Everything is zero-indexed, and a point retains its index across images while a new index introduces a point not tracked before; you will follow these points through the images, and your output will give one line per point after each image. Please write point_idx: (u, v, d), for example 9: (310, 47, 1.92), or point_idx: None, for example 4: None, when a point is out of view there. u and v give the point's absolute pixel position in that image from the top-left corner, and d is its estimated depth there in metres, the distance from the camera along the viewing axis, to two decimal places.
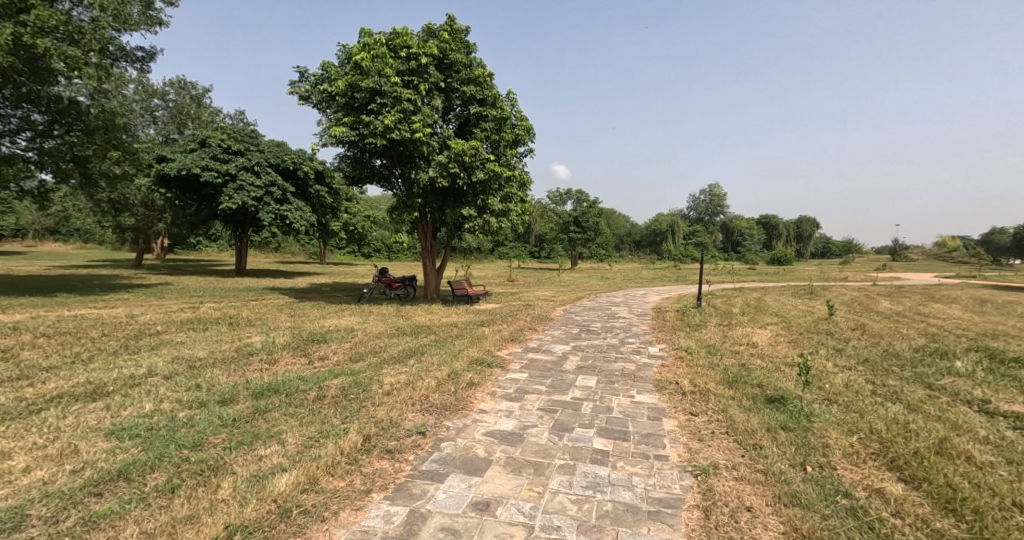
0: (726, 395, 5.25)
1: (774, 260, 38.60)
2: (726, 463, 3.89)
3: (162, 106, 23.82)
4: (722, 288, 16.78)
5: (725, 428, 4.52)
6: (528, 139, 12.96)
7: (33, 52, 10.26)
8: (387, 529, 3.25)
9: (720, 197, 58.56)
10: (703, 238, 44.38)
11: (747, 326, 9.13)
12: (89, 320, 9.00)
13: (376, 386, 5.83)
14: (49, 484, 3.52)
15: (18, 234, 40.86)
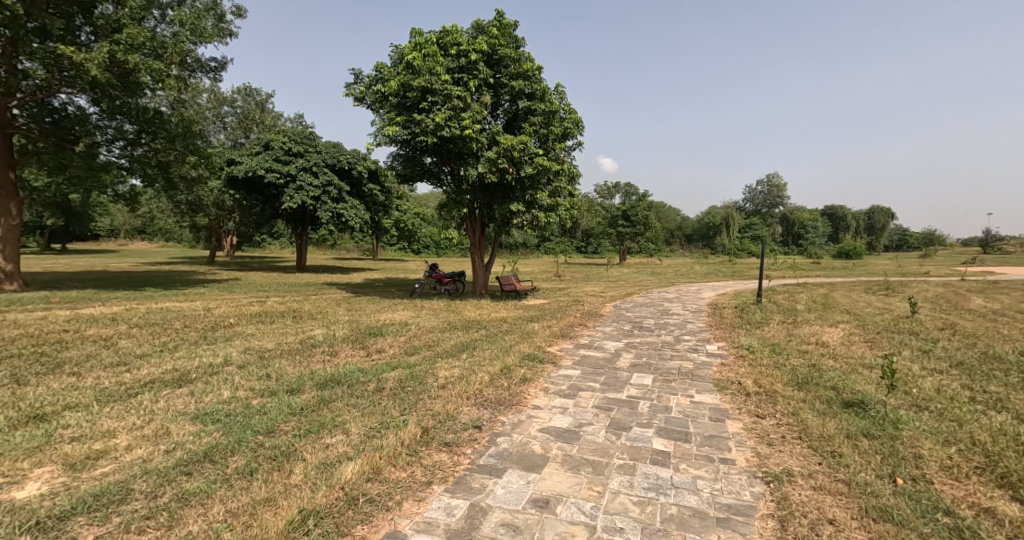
0: (797, 398, 4.99)
1: (842, 254, 36.42)
2: (801, 471, 3.69)
3: (231, 112, 25.26)
4: (786, 284, 15.92)
5: (797, 432, 4.30)
6: (577, 132, 12.84)
7: (125, 68, 11.12)
8: (449, 521, 3.30)
9: (780, 188, 55.89)
10: (761, 232, 42.62)
11: (816, 323, 8.64)
12: (172, 312, 9.70)
13: (432, 379, 5.94)
14: (146, 462, 3.80)
15: (111, 235, 44.73)
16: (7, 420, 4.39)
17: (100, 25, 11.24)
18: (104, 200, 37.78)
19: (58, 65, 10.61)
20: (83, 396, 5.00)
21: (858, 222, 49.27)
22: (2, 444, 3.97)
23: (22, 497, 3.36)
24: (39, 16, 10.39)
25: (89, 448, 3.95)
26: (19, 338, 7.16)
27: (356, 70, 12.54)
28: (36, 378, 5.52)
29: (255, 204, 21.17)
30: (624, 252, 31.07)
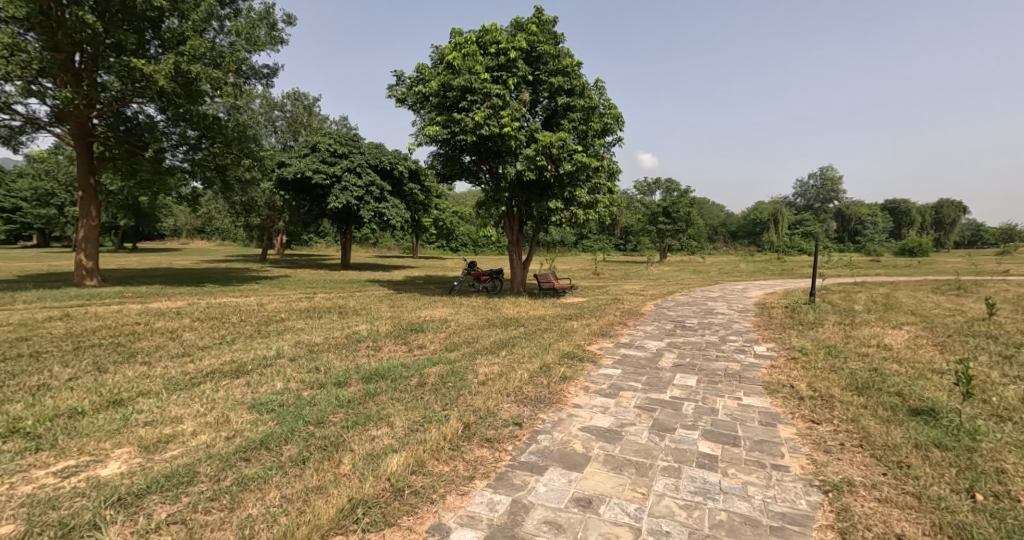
0: (857, 404, 4.79)
1: (905, 251, 34.46)
2: (864, 481, 3.54)
3: (281, 116, 26.28)
4: (842, 282, 15.20)
5: (858, 440, 4.12)
6: (617, 128, 12.69)
7: (188, 77, 11.75)
8: (492, 517, 3.35)
9: (836, 181, 53.34)
10: (813, 228, 40.89)
11: (877, 325, 8.22)
12: (229, 307, 10.22)
13: (472, 376, 6.02)
14: (210, 447, 4.03)
15: (175, 234, 47.47)
16: (90, 403, 4.76)
17: (167, 38, 11.93)
18: (168, 202, 40.07)
19: (131, 77, 11.27)
20: (154, 383, 5.35)
21: (922, 218, 46.37)
22: (86, 426, 4.29)
23: (106, 474, 3.63)
24: (114, 32, 11.15)
25: (160, 432, 4.22)
26: (96, 329, 7.72)
27: (398, 72, 12.83)
28: (112, 366, 5.94)
29: (303, 204, 21.96)
30: (665, 250, 30.47)
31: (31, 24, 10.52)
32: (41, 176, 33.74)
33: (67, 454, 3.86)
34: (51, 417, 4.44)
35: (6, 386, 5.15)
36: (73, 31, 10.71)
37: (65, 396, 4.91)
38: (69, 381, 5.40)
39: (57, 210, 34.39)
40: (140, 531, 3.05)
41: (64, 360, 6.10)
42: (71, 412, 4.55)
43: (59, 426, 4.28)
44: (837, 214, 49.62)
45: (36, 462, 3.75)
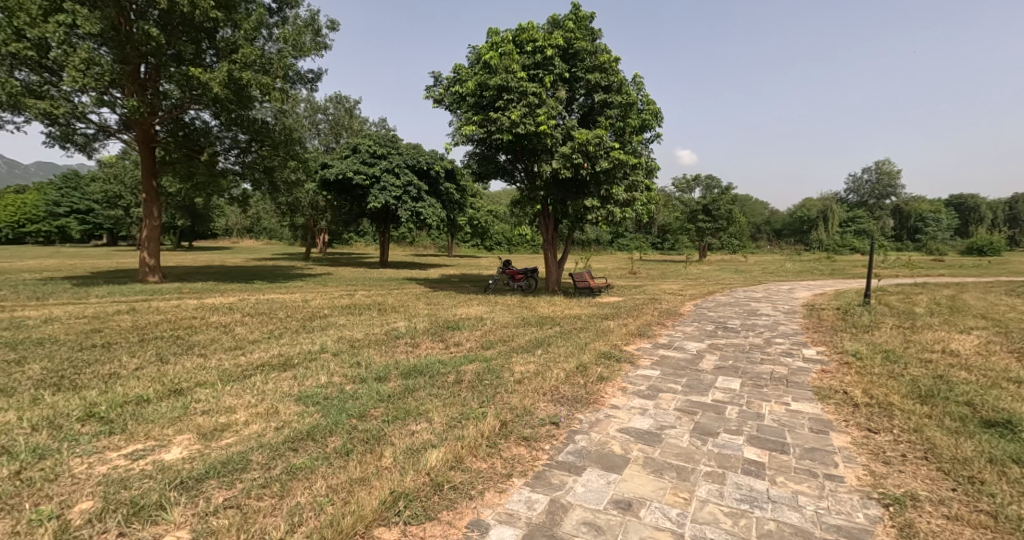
0: (920, 413, 4.52)
1: (972, 251, 32.35)
2: (929, 496, 3.34)
3: (324, 119, 27.04)
4: (901, 284, 14.37)
5: (922, 452, 3.89)
6: (656, 124, 12.46)
7: (240, 84, 12.24)
8: (531, 515, 3.33)
9: (893, 175, 50.68)
10: (868, 226, 38.98)
11: (942, 330, 7.73)
12: (277, 303, 10.60)
13: (508, 374, 6.02)
14: (261, 436, 4.17)
15: (227, 233, 49.84)
16: (154, 392, 5.01)
17: (221, 47, 12.46)
18: (220, 203, 42.01)
19: (188, 85, 11.85)
20: (210, 375, 5.59)
21: (990, 215, 43.39)
22: (151, 412, 4.52)
23: (170, 458, 3.81)
24: (175, 43, 11.85)
25: (216, 421, 4.41)
26: (158, 323, 8.15)
27: (436, 73, 12.96)
28: (172, 357, 6.26)
29: (344, 204, 22.53)
30: (704, 248, 29.68)
31: (102, 38, 11.19)
32: (108, 180, 35.87)
33: (135, 439, 4.07)
34: (121, 403, 4.69)
35: (81, 374, 5.50)
36: (139, 43, 11.39)
37: (133, 384, 5.19)
38: (135, 370, 5.71)
39: (123, 212, 36.79)
40: (201, 514, 3.19)
41: (130, 351, 6.46)
42: (138, 400, 4.81)
43: (127, 412, 4.52)
44: (892, 211, 47.09)
45: (109, 444, 3.98)
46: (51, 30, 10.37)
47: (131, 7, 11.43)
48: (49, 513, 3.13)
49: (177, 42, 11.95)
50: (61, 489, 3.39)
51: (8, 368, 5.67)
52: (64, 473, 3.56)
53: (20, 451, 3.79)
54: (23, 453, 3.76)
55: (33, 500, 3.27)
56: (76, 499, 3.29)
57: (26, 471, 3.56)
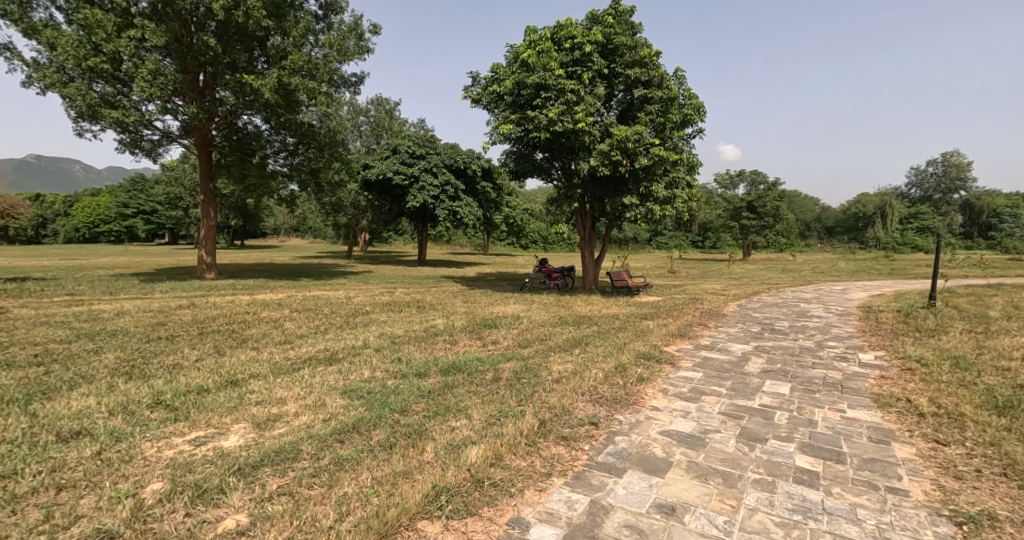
0: (996, 426, 4.22)
1: None
2: (1008, 516, 3.11)
3: (365, 121, 27.70)
4: (970, 285, 13.43)
5: (999, 468, 3.63)
6: (698, 119, 12.12)
7: (288, 88, 12.68)
8: (571, 515, 3.30)
9: (962, 169, 47.58)
10: (935, 224, 36.68)
11: (1018, 336, 7.18)
12: (322, 299, 10.95)
13: (546, 373, 6.00)
14: (310, 427, 4.30)
15: (276, 232, 51.94)
16: (213, 382, 5.25)
17: (272, 54, 12.94)
18: (270, 204, 43.78)
19: (242, 91, 12.37)
20: (262, 367, 5.81)
21: None
22: (211, 402, 4.73)
23: (228, 446, 3.98)
24: (231, 51, 12.39)
25: (268, 411, 4.57)
26: (215, 317, 8.55)
27: (473, 73, 13.04)
28: (228, 350, 6.54)
29: (384, 203, 23.03)
30: (749, 247, 28.73)
31: (166, 49, 11.85)
32: (169, 182, 37.94)
33: (197, 426, 4.28)
34: (184, 392, 4.94)
35: (148, 364, 5.82)
36: (199, 54, 12.01)
37: (194, 375, 5.45)
38: (195, 361, 6.00)
39: (183, 212, 38.99)
40: (257, 499, 3.31)
41: (191, 343, 6.80)
42: (199, 389, 5.05)
43: (190, 401, 4.75)
44: (960, 206, 44.15)
45: (175, 430, 4.19)
46: (124, 45, 11.00)
47: (192, 19, 12.22)
48: (125, 492, 3.31)
49: (232, 50, 12.47)
50: (135, 470, 3.59)
51: (86, 356, 6.08)
52: (137, 456, 3.76)
53: (98, 434, 4.04)
54: (101, 436, 4.01)
55: (112, 479, 3.47)
56: (148, 480, 3.47)
57: (105, 452, 3.79)
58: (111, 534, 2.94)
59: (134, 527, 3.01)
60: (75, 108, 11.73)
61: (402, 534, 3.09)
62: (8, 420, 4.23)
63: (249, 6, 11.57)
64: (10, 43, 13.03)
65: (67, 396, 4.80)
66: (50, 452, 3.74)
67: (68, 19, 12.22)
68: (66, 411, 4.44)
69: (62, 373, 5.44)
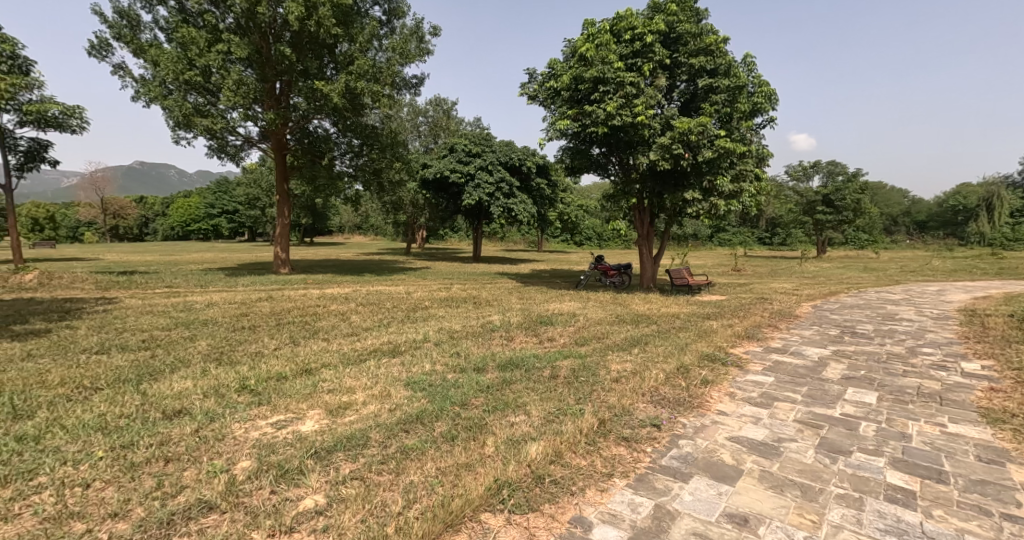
0: None
1: None
2: None
3: (424, 121, 28.32)
4: None
5: None
6: (769, 107, 11.45)
7: (354, 92, 13.15)
8: (635, 519, 3.19)
9: None
10: None
11: None
12: (384, 294, 11.32)
13: (604, 371, 5.86)
14: (378, 416, 4.42)
15: (341, 230, 54.33)
16: (290, 370, 5.52)
17: (340, 60, 13.46)
18: (336, 203, 45.79)
19: (313, 97, 13.00)
20: (333, 357, 6.07)
21: None
22: (290, 388, 4.98)
23: (305, 430, 4.16)
24: (303, 59, 13.00)
25: (339, 399, 4.75)
26: (289, 309, 9.02)
27: (530, 70, 12.98)
28: (302, 340, 6.88)
29: (441, 201, 23.51)
30: (824, 243, 26.96)
31: (248, 60, 12.65)
32: (249, 184, 40.57)
33: (278, 410, 4.50)
34: (266, 378, 5.23)
35: (234, 351, 6.22)
36: (276, 64, 12.74)
37: (274, 362, 5.78)
38: (274, 350, 6.36)
39: (261, 212, 41.67)
40: (332, 482, 3.43)
41: (270, 333, 7.21)
42: (278, 376, 5.33)
43: (271, 386, 5.02)
44: None
45: (259, 413, 4.43)
46: (213, 59, 11.85)
47: (271, 31, 12.81)
48: (220, 467, 3.54)
49: (305, 58, 13.05)
50: (226, 448, 3.82)
51: (183, 342, 6.59)
52: (228, 435, 4.01)
53: (195, 414, 4.33)
54: (198, 416, 4.30)
55: (209, 454, 3.71)
56: (238, 458, 3.69)
57: (202, 430, 4.06)
58: (208, 505, 3.14)
59: (228, 500, 3.20)
60: (172, 118, 12.70)
61: (467, 525, 3.10)
62: (123, 397, 4.63)
63: (321, 15, 12.07)
64: (123, 62, 14.33)
65: (169, 378, 5.20)
66: (158, 427, 4.05)
67: (168, 38, 13.32)
68: (169, 391, 4.81)
69: (164, 357, 5.92)
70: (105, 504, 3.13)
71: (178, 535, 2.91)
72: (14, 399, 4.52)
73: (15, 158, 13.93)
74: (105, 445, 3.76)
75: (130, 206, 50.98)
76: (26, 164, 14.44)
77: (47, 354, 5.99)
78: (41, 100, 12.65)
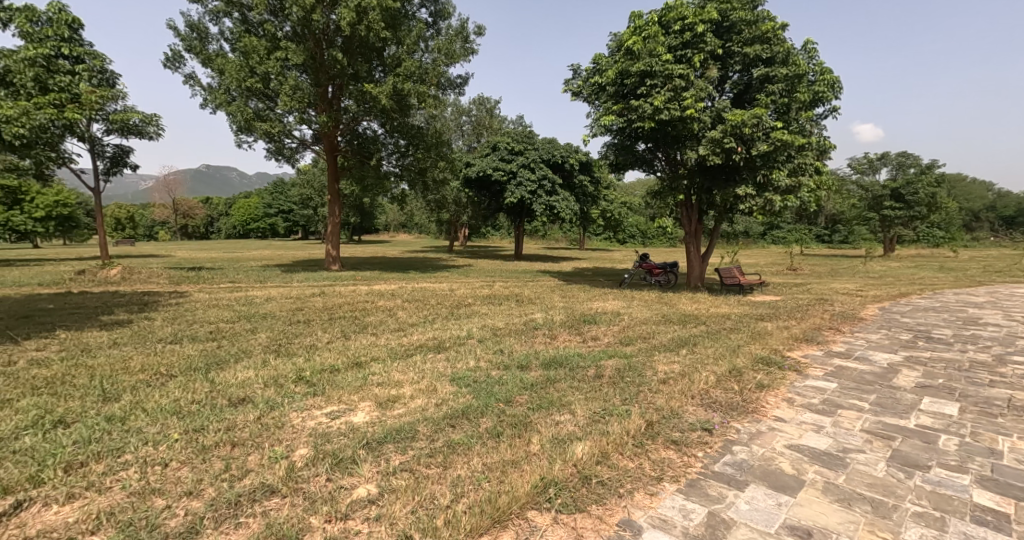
0: None
1: None
2: None
3: (467, 120, 28.51)
4: None
5: None
6: (832, 96, 10.77)
7: (401, 92, 13.35)
8: (688, 525, 3.05)
9: None
10: None
11: None
12: (428, 290, 11.46)
13: (651, 372, 5.67)
14: (426, 410, 4.44)
15: (388, 228, 55.63)
16: (342, 363, 5.65)
17: (389, 62, 13.71)
18: (383, 202, 46.93)
19: (362, 99, 13.34)
20: (381, 351, 6.17)
21: None
22: (342, 380, 5.08)
23: (357, 421, 4.22)
24: (354, 63, 13.33)
25: (388, 393, 4.80)
26: (340, 304, 9.27)
27: (574, 65, 12.76)
28: (352, 334, 7.04)
29: (484, 199, 23.62)
30: (891, 241, 25.25)
31: (303, 66, 13.12)
32: (302, 185, 42.21)
33: (331, 401, 4.59)
34: (321, 370, 5.36)
35: (291, 343, 6.44)
36: (329, 68, 13.15)
37: (326, 355, 5.93)
38: (327, 343, 6.54)
39: (313, 211, 43.32)
40: (384, 472, 3.45)
41: (322, 327, 7.42)
42: (332, 368, 5.45)
43: (324, 378, 5.14)
44: None
45: (315, 403, 4.54)
46: (272, 66, 12.37)
47: (325, 37, 13.18)
48: (281, 453, 3.63)
49: (355, 62, 13.37)
50: (286, 435, 3.92)
51: (245, 334, 6.87)
52: (287, 423, 4.12)
53: (257, 402, 4.49)
54: (260, 404, 4.44)
55: (270, 441, 3.82)
56: (296, 445, 3.78)
57: (263, 417, 4.20)
58: (270, 489, 3.22)
59: (288, 485, 3.27)
60: (235, 123, 13.29)
61: (514, 522, 3.04)
62: (195, 384, 4.86)
63: (370, 20, 12.34)
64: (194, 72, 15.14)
65: (234, 367, 5.43)
66: (225, 414, 4.22)
67: (232, 47, 13.99)
68: (234, 380, 5.01)
69: (229, 347, 6.20)
70: (180, 483, 3.27)
71: (244, 516, 3.00)
72: (102, 383, 4.83)
73: (101, 164, 14.97)
74: (180, 428, 3.94)
75: (196, 207, 54.28)
76: (112, 168, 15.52)
77: (130, 342, 6.39)
78: (123, 109, 13.56)
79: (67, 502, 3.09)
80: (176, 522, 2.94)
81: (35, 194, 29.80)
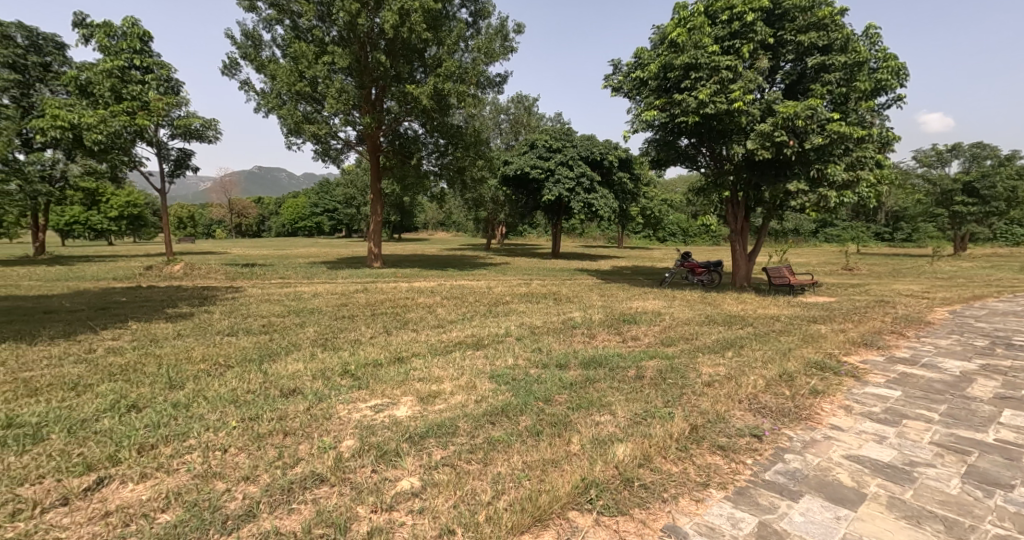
0: None
1: None
2: None
3: (506, 118, 28.46)
4: None
5: None
6: (895, 85, 10.07)
7: (441, 92, 13.42)
8: (738, 535, 2.87)
9: None
10: None
11: None
12: (466, 288, 11.48)
13: (694, 374, 5.44)
14: (466, 407, 4.39)
15: (427, 227, 56.45)
16: (384, 357, 5.69)
17: (430, 63, 13.81)
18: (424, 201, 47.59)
19: (404, 99, 13.54)
20: (421, 347, 6.18)
21: None
22: (385, 375, 5.11)
23: (400, 415, 4.22)
24: (396, 65, 13.51)
25: (428, 388, 4.79)
26: (382, 301, 9.39)
27: (615, 60, 12.48)
28: (394, 330, 7.11)
29: (521, 198, 23.53)
30: (961, 239, 23.53)
31: (348, 69, 13.42)
32: (346, 185, 43.36)
33: (375, 394, 4.62)
34: (365, 364, 5.42)
35: (337, 338, 6.55)
36: (373, 70, 13.39)
37: (370, 349, 5.99)
38: (371, 338, 6.62)
39: (356, 210, 44.47)
40: (426, 466, 3.42)
41: (365, 323, 7.52)
42: (376, 362, 5.50)
43: (368, 372, 5.18)
44: None
45: (360, 396, 4.57)
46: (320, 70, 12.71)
47: (369, 41, 13.42)
48: (329, 444, 3.66)
49: (397, 63, 13.54)
50: (333, 426, 3.96)
51: (295, 328, 7.05)
52: (334, 415, 4.16)
53: (306, 393, 4.56)
54: (309, 395, 4.52)
55: (319, 431, 3.87)
56: (343, 437, 3.80)
57: (313, 408, 4.25)
58: (320, 478, 3.24)
59: (336, 474, 3.29)
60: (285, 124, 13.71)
61: (555, 522, 2.93)
62: (250, 375, 5.00)
63: (413, 22, 12.46)
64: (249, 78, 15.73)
65: (285, 360, 5.56)
66: (277, 404, 4.30)
67: (283, 51, 14.46)
68: (285, 372, 5.12)
69: (281, 340, 6.37)
70: (238, 468, 3.34)
71: (295, 503, 3.02)
72: (168, 371, 5.03)
73: (167, 166, 15.78)
74: (237, 416, 4.04)
75: (249, 207, 56.76)
76: (177, 170, 16.35)
77: (192, 334, 6.67)
78: (187, 114, 14.22)
79: (141, 481, 3.19)
80: (236, 505, 2.99)
81: (108, 195, 31.99)
